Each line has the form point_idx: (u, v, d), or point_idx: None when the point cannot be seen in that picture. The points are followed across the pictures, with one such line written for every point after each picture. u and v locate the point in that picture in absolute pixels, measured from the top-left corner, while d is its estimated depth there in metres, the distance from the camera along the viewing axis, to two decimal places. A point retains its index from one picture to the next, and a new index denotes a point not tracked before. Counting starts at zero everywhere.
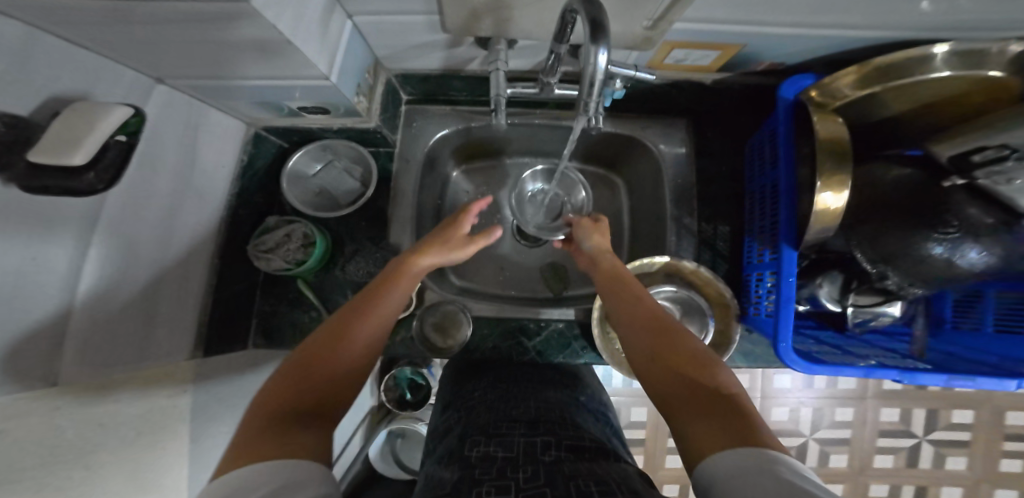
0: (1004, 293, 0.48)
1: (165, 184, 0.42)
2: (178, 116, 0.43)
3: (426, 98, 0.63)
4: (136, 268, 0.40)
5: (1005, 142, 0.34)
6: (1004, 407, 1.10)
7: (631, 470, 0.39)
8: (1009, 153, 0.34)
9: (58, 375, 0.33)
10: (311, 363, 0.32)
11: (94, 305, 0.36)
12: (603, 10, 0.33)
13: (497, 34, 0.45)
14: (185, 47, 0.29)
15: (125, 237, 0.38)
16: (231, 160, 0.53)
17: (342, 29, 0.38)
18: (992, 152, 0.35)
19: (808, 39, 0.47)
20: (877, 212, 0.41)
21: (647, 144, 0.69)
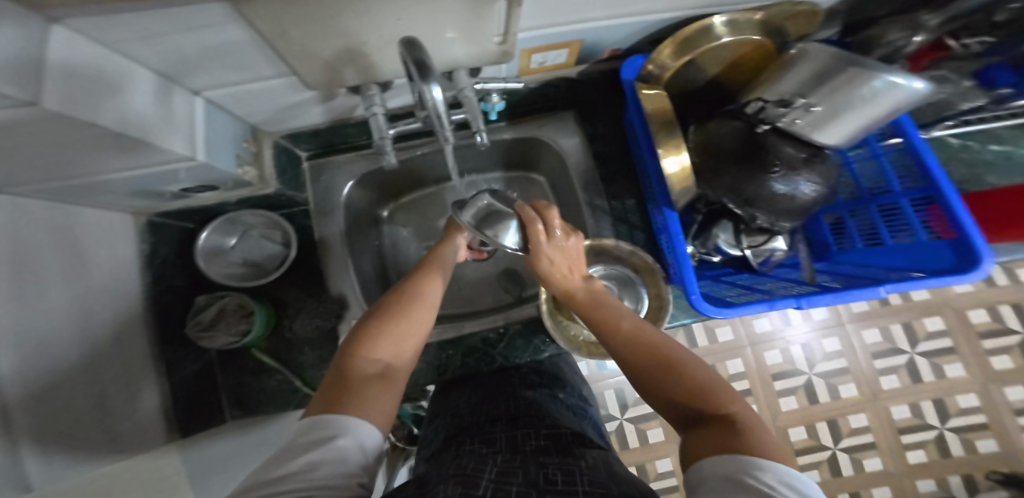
0: (857, 212, 0.54)
1: (55, 289, 0.43)
2: (42, 222, 0.44)
3: (325, 150, 0.67)
4: (60, 374, 0.41)
5: (760, 96, 0.46)
6: (965, 308, 1.12)
7: (600, 460, 0.45)
8: (766, 103, 0.45)
9: (27, 485, 0.35)
10: (344, 378, 0.41)
11: (35, 409, 0.37)
12: (424, 50, 0.37)
13: (363, 82, 0.50)
14: (27, 160, 0.31)
15: (36, 345, 0.39)
16: (124, 253, 0.55)
17: (195, 107, 0.40)
18: (756, 104, 0.46)
19: (621, 25, 0.53)
20: (722, 165, 0.47)
21: (547, 140, 0.75)
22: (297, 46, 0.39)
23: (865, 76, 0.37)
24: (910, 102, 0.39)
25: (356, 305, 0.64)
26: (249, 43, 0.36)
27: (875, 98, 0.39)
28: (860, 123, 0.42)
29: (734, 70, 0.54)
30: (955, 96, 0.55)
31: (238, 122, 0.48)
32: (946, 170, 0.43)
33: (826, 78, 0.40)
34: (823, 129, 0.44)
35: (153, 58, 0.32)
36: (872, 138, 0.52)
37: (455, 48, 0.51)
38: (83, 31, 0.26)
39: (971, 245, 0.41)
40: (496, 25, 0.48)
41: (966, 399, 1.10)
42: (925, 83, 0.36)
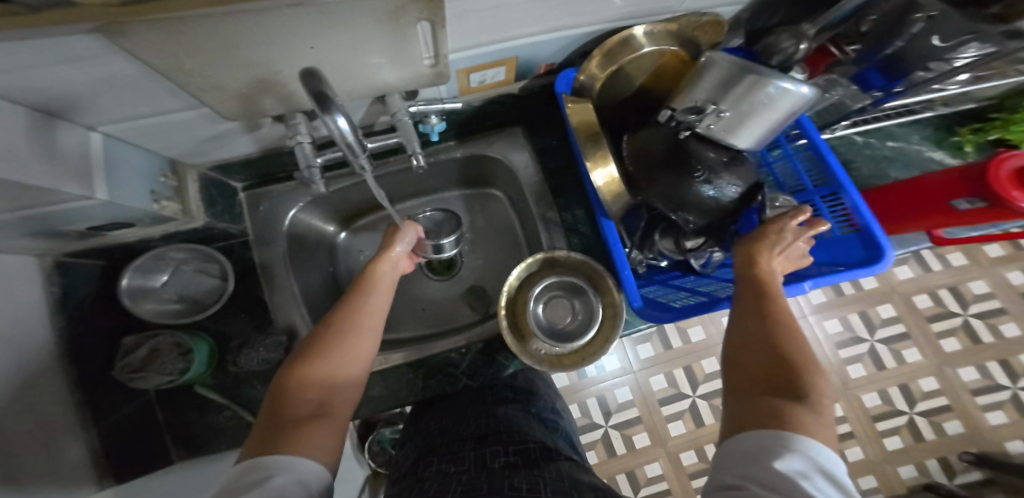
0: None
1: None
2: None
3: (263, 179, 0.65)
4: None
5: (671, 106, 0.48)
6: (910, 294, 1.17)
7: (566, 469, 0.46)
8: (675, 112, 0.47)
9: None
10: (276, 412, 0.41)
11: None
12: (326, 81, 0.37)
13: (287, 110, 0.49)
14: None
15: None
16: (35, 300, 0.52)
17: (87, 140, 0.38)
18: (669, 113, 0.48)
19: (546, 43, 0.54)
20: (653, 171, 0.49)
21: (498, 156, 0.75)
22: (198, 77, 0.38)
23: (762, 83, 0.39)
24: (805, 104, 0.41)
25: (305, 334, 0.63)
26: (143, 76, 0.35)
27: (774, 103, 0.41)
28: (766, 127, 0.44)
29: (660, 80, 0.56)
30: (848, 98, 0.59)
31: (152, 156, 0.47)
32: (844, 169, 0.45)
33: (730, 84, 0.41)
34: (736, 133, 0.46)
35: (29, 94, 0.32)
36: (783, 140, 0.54)
37: (388, 72, 0.51)
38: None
39: (875, 238, 0.44)
40: (424, 47, 0.49)
41: (927, 381, 1.14)
42: (811, 87, 0.39)
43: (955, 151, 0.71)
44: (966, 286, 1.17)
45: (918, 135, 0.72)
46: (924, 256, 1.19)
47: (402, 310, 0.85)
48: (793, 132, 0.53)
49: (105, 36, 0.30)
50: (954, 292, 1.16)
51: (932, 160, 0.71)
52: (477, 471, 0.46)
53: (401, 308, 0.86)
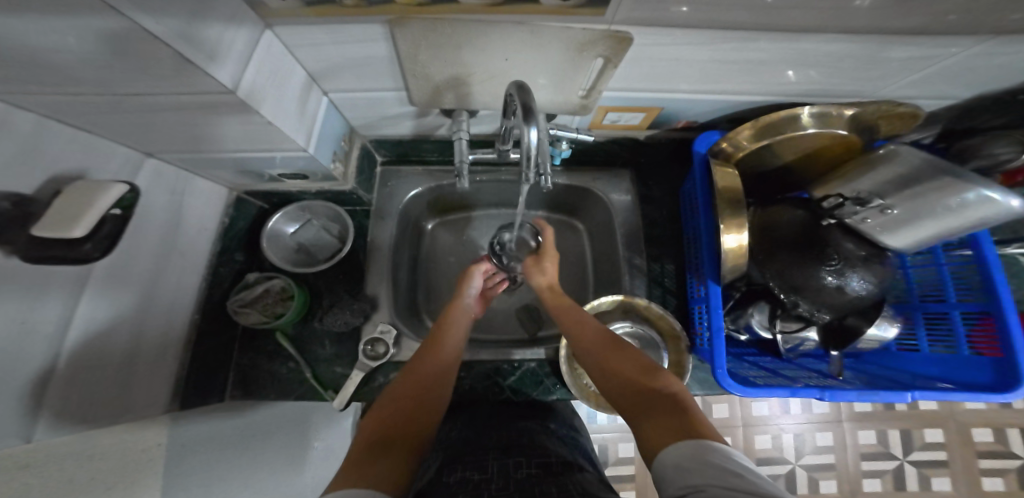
0: (903, 315, 0.58)
1: (150, 241, 0.47)
2: (165, 184, 0.48)
3: (399, 159, 0.70)
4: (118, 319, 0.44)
5: (839, 193, 0.49)
6: (966, 425, 1.13)
7: (588, 485, 0.47)
8: (841, 199, 0.48)
9: (34, 432, 0.35)
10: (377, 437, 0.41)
11: (83, 346, 0.40)
12: (533, 95, 0.42)
13: (458, 107, 0.53)
14: (173, 129, 0.36)
15: (110, 285, 0.43)
16: (211, 221, 0.58)
17: (319, 104, 0.45)
18: (834, 200, 0.49)
19: (701, 103, 0.58)
20: (781, 252, 0.52)
21: (599, 194, 0.79)
22: (421, 67, 0.43)
23: (958, 188, 0.41)
24: (999, 217, 0.42)
25: (386, 310, 0.66)
26: (384, 59, 0.41)
27: (962, 209, 0.43)
28: (935, 229, 0.46)
29: (812, 158, 0.58)
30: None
31: (341, 124, 0.53)
32: (1009, 296, 0.48)
33: (911, 184, 0.44)
34: (893, 233, 0.48)
35: (311, 62, 0.40)
36: (940, 248, 0.55)
37: (543, 93, 0.55)
38: (283, 37, 0.36)
39: (1016, 369, 0.47)
40: (586, 80, 0.52)
41: None
42: (1021, 201, 0.39)
43: None
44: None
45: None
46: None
47: None
48: (954, 243, 0.54)
49: (390, 26, 0.36)
50: None
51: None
52: (501, 480, 0.47)
53: None
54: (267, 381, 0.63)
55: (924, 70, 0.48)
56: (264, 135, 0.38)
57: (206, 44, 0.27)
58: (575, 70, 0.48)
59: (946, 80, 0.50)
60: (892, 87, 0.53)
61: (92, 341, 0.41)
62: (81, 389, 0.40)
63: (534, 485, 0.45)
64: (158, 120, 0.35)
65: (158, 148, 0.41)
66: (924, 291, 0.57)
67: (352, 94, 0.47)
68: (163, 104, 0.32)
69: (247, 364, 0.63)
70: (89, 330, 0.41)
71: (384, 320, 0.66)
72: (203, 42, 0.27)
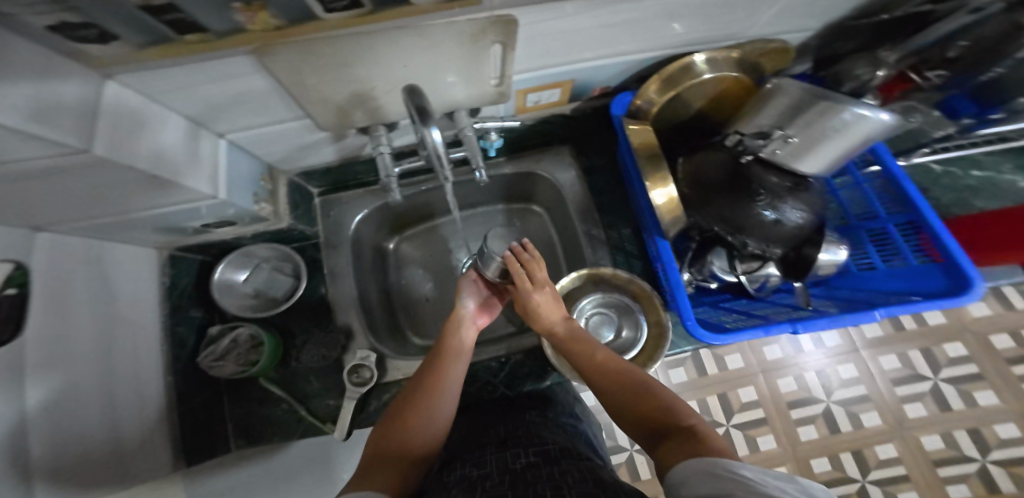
0: (851, 239, 0.58)
1: (83, 318, 0.47)
2: (69, 255, 0.48)
3: (334, 188, 0.71)
4: (78, 396, 0.45)
5: (738, 130, 0.53)
6: (983, 333, 1.10)
7: (591, 467, 0.48)
8: (740, 136, 0.52)
9: None
10: (370, 468, 0.47)
11: (49, 427, 0.41)
12: (427, 98, 0.40)
13: (371, 123, 0.53)
14: (49, 201, 0.36)
15: (59, 366, 0.43)
16: (147, 286, 0.59)
17: (216, 147, 0.46)
18: (734, 138, 0.53)
19: (601, 67, 0.60)
20: (713, 195, 0.53)
21: (546, 175, 0.80)
22: (312, 91, 0.43)
23: (837, 110, 0.42)
24: (881, 131, 0.45)
25: (362, 336, 0.67)
26: (267, 90, 0.41)
27: (848, 128, 0.44)
28: (839, 152, 0.47)
29: (716, 103, 0.62)
30: (928, 124, 0.63)
31: (255, 162, 0.54)
32: (925, 201, 0.48)
33: (799, 111, 0.46)
34: (803, 158, 0.49)
35: (187, 107, 0.40)
36: (853, 167, 0.58)
37: (457, 90, 0.55)
38: (132, 85, 0.35)
39: (959, 270, 0.45)
40: (493, 68, 0.52)
41: (1004, 429, 1.04)
42: (888, 115, 0.42)
43: None
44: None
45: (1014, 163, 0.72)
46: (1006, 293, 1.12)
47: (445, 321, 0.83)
48: (866, 161, 0.57)
49: (254, 56, 0.36)
50: None
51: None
52: (500, 474, 0.46)
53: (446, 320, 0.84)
54: (262, 426, 0.63)
55: (772, 8, 0.48)
56: (153, 189, 0.39)
57: (46, 106, 0.27)
58: (473, 61, 0.48)
59: (805, 14, 0.50)
60: (758, 27, 0.53)
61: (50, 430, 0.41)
62: (49, 479, 0.40)
63: (533, 474, 0.46)
64: (31, 192, 0.34)
65: (58, 219, 0.41)
66: (859, 210, 0.58)
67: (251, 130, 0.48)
68: (17, 174, 0.30)
69: (239, 414, 0.63)
70: (55, 410, 0.41)
71: (363, 346, 0.67)
72: (52, 114, 0.27)
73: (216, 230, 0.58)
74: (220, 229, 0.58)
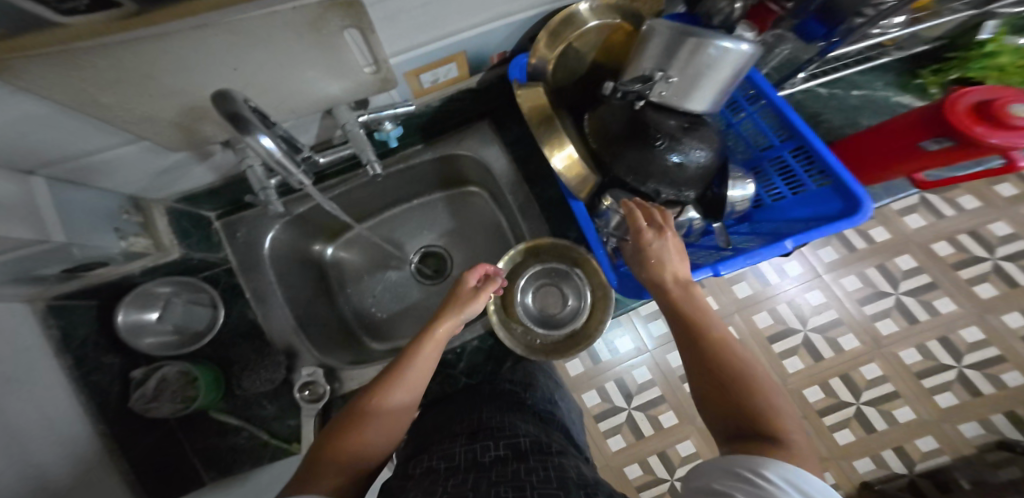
0: (755, 170, 0.55)
1: None
2: None
3: (234, 208, 0.68)
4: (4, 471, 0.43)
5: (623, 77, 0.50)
6: (926, 243, 1.08)
7: (560, 464, 0.47)
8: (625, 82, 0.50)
9: None
10: (314, 462, 0.44)
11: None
12: (241, 102, 0.35)
13: (233, 136, 0.48)
14: None
15: None
16: (42, 343, 0.56)
17: (37, 189, 0.41)
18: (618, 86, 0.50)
19: (479, 34, 0.56)
20: (618, 146, 0.51)
21: (467, 154, 0.77)
22: (119, 110, 0.38)
23: (703, 45, 0.41)
24: (748, 62, 0.44)
25: (307, 354, 0.67)
26: (56, 114, 0.35)
27: (717, 63, 0.43)
28: (718, 87, 0.46)
29: (608, 55, 0.61)
30: (798, 51, 0.63)
31: (108, 195, 0.51)
32: (805, 124, 0.46)
33: (671, 50, 0.43)
34: (690, 97, 0.47)
35: None
36: (742, 99, 0.56)
37: (327, 85, 0.50)
38: None
39: (849, 186, 0.42)
40: (361, 55, 0.47)
41: (969, 332, 1.03)
42: (748, 45, 0.42)
43: (921, 93, 0.80)
44: (987, 228, 1.08)
45: (883, 81, 0.81)
46: (934, 202, 1.10)
47: (398, 319, 0.82)
48: (752, 93, 0.54)
49: (8, 80, 0.30)
50: (976, 234, 1.08)
51: (901, 104, 0.79)
52: (466, 469, 0.46)
53: (399, 318, 0.82)
54: (228, 455, 0.63)
55: None
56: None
57: None
58: (328, 54, 0.44)
59: None
60: None
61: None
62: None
63: (498, 469, 0.45)
64: None
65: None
66: (757, 140, 0.55)
67: (81, 159, 0.43)
68: None
69: (200, 447, 0.63)
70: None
71: (310, 363, 0.67)
72: None
73: (94, 272, 0.54)
74: (99, 271, 0.56)
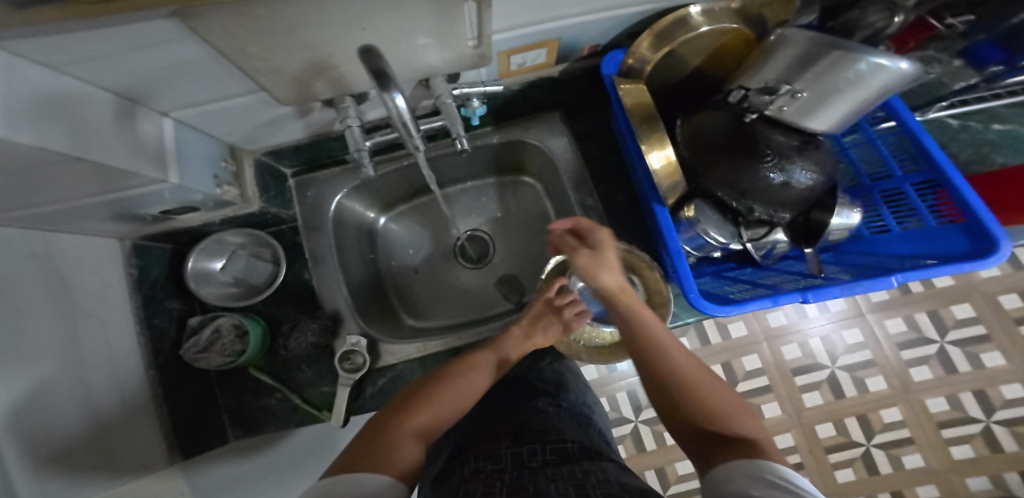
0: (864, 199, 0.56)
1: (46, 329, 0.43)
2: (45, 251, 0.46)
3: (310, 166, 0.68)
4: (65, 402, 0.44)
5: (743, 84, 0.48)
6: (994, 294, 1.06)
7: (608, 469, 0.45)
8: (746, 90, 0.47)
9: None
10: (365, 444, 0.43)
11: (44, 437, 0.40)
12: (385, 58, 0.35)
13: (337, 94, 0.48)
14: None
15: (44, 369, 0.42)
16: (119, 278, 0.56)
17: (164, 127, 0.41)
18: (738, 93, 0.48)
19: (592, 23, 0.54)
20: (717, 158, 0.49)
21: (535, 143, 0.75)
22: (257, 60, 0.37)
23: (850, 60, 0.38)
24: (902, 81, 0.40)
25: (352, 321, 0.66)
26: (208, 60, 0.35)
27: (862, 80, 0.39)
28: (851, 106, 0.43)
29: (715, 60, 0.59)
30: (948, 75, 0.56)
31: (216, 143, 0.50)
32: (945, 158, 0.45)
33: (806, 62, 0.41)
34: (813, 115, 0.45)
35: (115, 83, 0.33)
36: (865, 123, 0.55)
37: (431, 55, 0.48)
38: (37, 58, 0.27)
39: (979, 228, 0.43)
40: (469, 28, 0.45)
41: (1009, 389, 1.02)
42: (910, 63, 0.37)
43: None
44: None
45: None
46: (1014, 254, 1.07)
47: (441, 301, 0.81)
48: (880, 116, 0.54)
49: (182, 22, 0.29)
50: None
51: None
52: (514, 470, 0.44)
53: (444, 300, 0.81)
54: (259, 414, 0.63)
55: None
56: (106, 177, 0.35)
57: None
58: (448, 23, 0.42)
59: None
60: None
61: (44, 432, 0.40)
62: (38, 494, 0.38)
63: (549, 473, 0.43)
64: None
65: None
66: (871, 169, 0.56)
67: (206, 108, 0.43)
68: None
69: (231, 403, 0.63)
70: (49, 412, 0.41)
71: (353, 331, 0.66)
72: None
73: (179, 216, 0.54)
74: (183, 215, 0.54)
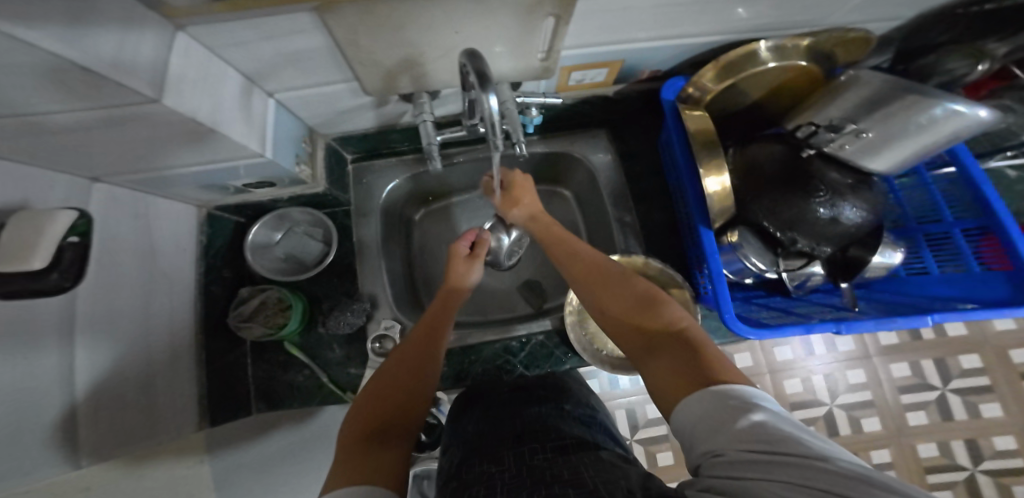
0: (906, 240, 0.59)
1: (128, 277, 0.47)
2: (128, 207, 0.48)
3: (369, 154, 0.70)
4: (123, 349, 0.46)
5: (810, 121, 0.51)
6: (1007, 348, 1.09)
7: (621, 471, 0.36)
8: (814, 127, 0.50)
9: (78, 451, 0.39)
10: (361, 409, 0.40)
11: (98, 383, 0.42)
12: (487, 62, 0.37)
13: (417, 90, 0.50)
14: (113, 145, 0.35)
15: (108, 317, 0.44)
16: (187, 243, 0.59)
17: (266, 106, 0.44)
18: (805, 129, 0.51)
19: (667, 49, 0.57)
20: (768, 191, 0.51)
21: (579, 156, 0.78)
22: (364, 53, 0.40)
23: (927, 105, 0.42)
24: (972, 129, 0.43)
25: (387, 307, 0.66)
26: (325, 51, 0.39)
27: (934, 125, 0.43)
28: (913, 150, 0.47)
29: (778, 93, 0.61)
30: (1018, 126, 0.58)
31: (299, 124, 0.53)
32: (1007, 211, 0.48)
33: (878, 105, 0.45)
34: (873, 156, 0.48)
35: (242, 63, 0.38)
36: (924, 168, 0.57)
37: (502, 62, 0.51)
38: (200, 38, 0.33)
39: None
40: (542, 41, 0.48)
41: (1003, 441, 1.05)
42: (988, 111, 0.40)
43: None
44: None
45: None
46: None
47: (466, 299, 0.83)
48: (939, 162, 0.56)
49: (319, 12, 0.34)
50: None
51: None
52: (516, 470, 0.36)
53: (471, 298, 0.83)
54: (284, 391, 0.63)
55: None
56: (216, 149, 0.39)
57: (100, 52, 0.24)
58: (531, 35, 0.45)
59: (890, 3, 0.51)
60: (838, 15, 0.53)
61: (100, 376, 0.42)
62: (97, 426, 0.41)
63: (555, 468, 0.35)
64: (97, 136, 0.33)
65: (104, 169, 0.41)
66: (919, 213, 0.59)
67: (302, 92, 0.47)
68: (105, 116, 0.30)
69: (261, 376, 0.62)
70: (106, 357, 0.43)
71: (387, 316, 0.66)
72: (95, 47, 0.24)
73: (257, 190, 0.58)
74: (257, 190, 0.58)
